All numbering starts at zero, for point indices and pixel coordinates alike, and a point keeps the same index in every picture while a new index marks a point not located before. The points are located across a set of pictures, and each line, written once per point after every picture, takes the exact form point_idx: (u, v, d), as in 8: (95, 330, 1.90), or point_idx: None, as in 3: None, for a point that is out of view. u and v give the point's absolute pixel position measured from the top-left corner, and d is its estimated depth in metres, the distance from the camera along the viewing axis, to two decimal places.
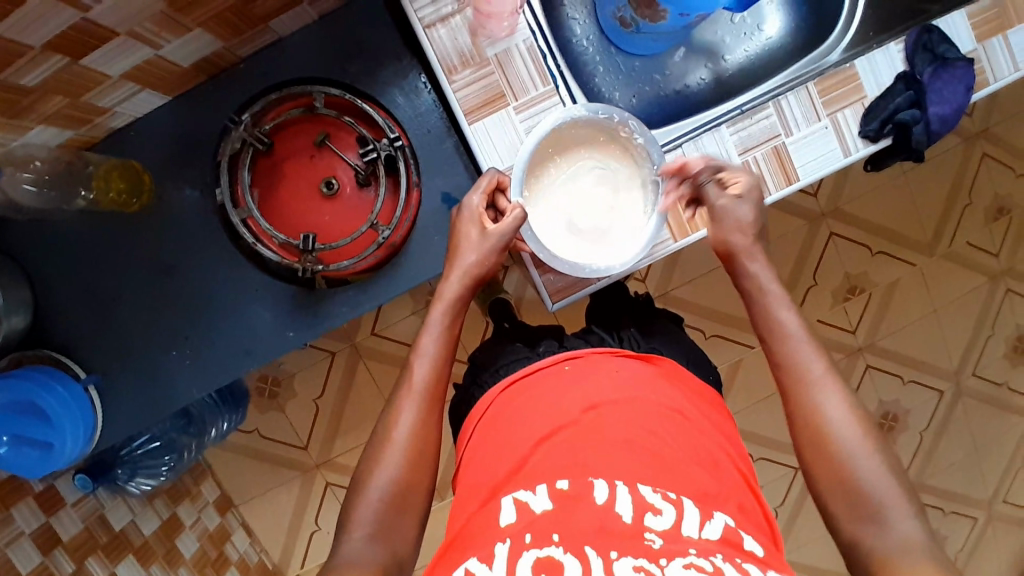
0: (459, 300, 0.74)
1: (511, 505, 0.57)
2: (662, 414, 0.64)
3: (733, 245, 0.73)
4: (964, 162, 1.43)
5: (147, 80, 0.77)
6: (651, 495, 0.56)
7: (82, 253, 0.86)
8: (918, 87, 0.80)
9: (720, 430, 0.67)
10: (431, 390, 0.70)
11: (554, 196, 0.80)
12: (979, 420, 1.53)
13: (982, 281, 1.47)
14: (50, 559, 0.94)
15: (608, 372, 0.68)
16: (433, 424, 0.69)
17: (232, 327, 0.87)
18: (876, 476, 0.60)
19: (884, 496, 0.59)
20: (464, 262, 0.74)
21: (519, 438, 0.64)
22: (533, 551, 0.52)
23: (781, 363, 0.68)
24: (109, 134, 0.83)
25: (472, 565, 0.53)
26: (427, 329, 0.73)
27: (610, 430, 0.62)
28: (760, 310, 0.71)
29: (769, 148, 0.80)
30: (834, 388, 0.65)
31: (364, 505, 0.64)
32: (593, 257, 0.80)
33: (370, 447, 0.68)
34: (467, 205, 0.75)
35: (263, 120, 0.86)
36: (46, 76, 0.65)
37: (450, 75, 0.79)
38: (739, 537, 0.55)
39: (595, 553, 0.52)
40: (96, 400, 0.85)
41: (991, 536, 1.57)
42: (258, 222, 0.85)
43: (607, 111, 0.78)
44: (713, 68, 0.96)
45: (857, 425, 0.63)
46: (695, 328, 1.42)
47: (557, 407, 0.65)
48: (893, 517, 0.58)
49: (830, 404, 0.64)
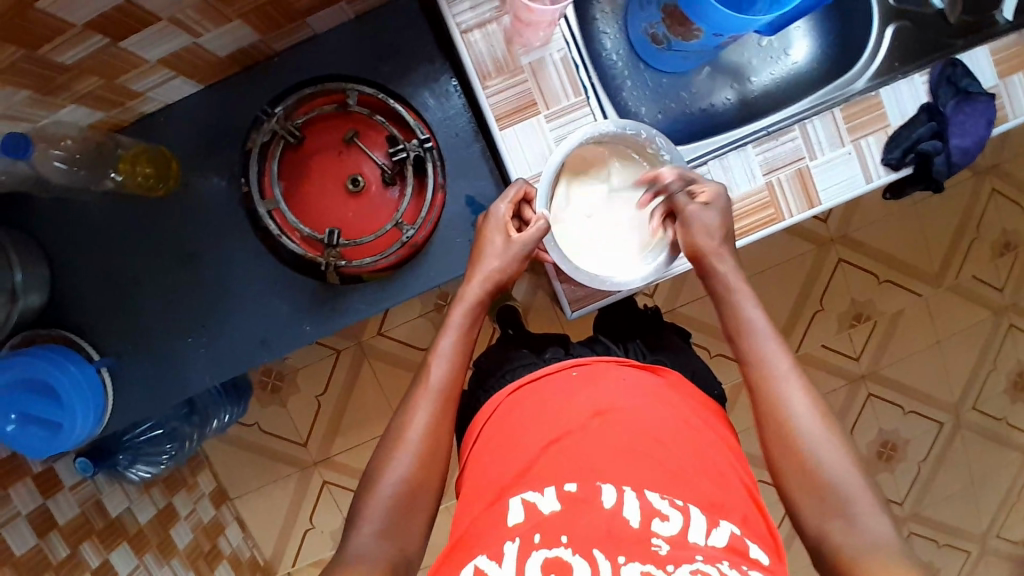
0: (479, 303, 0.75)
1: (519, 505, 0.58)
2: (672, 423, 0.65)
3: (703, 246, 0.72)
4: (974, 195, 1.45)
5: (181, 67, 0.78)
6: (658, 501, 0.57)
7: (102, 236, 0.86)
8: (940, 119, 0.81)
9: (727, 444, 0.68)
10: (448, 389, 0.70)
11: (573, 206, 0.81)
12: (977, 454, 1.53)
13: (987, 315, 1.48)
14: (45, 541, 0.93)
15: (618, 380, 0.69)
16: (447, 425, 0.69)
17: (246, 317, 0.88)
18: (840, 475, 0.61)
19: (850, 492, 0.60)
20: (487, 268, 0.74)
21: (525, 440, 0.64)
22: (542, 551, 0.53)
23: (751, 361, 0.68)
24: (138, 119, 0.84)
25: (482, 563, 0.54)
26: (446, 330, 0.73)
27: (614, 434, 0.62)
28: (727, 300, 0.71)
29: (792, 169, 0.81)
30: (800, 389, 0.66)
31: (374, 501, 0.64)
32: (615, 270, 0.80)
33: (384, 443, 0.68)
34: (494, 214, 0.76)
35: (295, 114, 0.87)
36: (83, 55, 0.66)
37: (483, 80, 0.80)
38: (743, 545, 0.56)
39: (603, 556, 0.53)
40: (107, 382, 0.86)
41: (982, 571, 1.57)
42: (284, 215, 0.86)
43: (634, 128, 0.79)
44: (739, 89, 0.97)
45: (824, 427, 0.64)
46: (700, 346, 1.43)
47: (560, 411, 0.65)
48: (861, 514, 0.59)
49: (796, 405, 0.65)
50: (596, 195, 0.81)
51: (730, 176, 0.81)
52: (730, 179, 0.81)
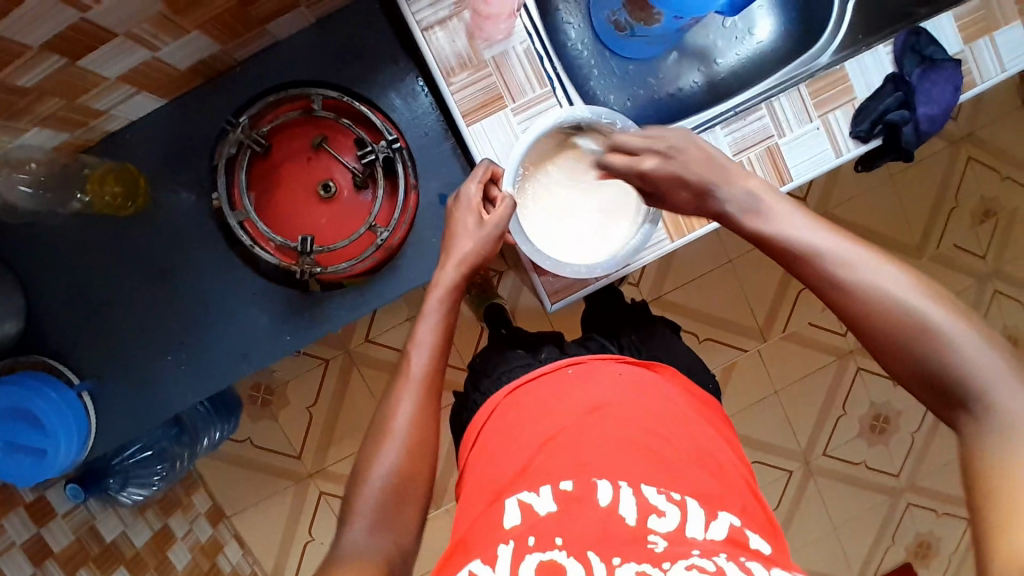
0: (455, 289, 0.74)
1: (514, 507, 0.57)
2: (669, 416, 0.64)
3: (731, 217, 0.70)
4: (950, 165, 1.46)
5: (142, 83, 0.77)
6: (655, 497, 0.56)
7: (75, 258, 0.85)
8: (907, 88, 0.81)
9: (724, 437, 0.67)
10: (430, 377, 0.70)
11: (542, 202, 0.81)
12: None
13: (969, 282, 1.49)
14: (42, 569, 0.92)
15: (612, 375, 0.69)
16: (433, 414, 0.69)
17: (226, 332, 0.87)
18: (954, 351, 0.51)
19: (981, 367, 0.50)
20: (460, 251, 0.73)
21: (522, 439, 0.64)
22: (535, 554, 0.53)
23: (813, 263, 0.59)
24: (104, 138, 0.83)
25: (476, 567, 0.53)
26: (425, 317, 0.72)
27: (612, 431, 0.62)
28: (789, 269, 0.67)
29: (762, 148, 0.81)
30: (884, 270, 0.56)
31: (364, 494, 0.63)
32: (584, 256, 0.82)
33: (371, 437, 0.67)
34: (465, 194, 0.75)
35: (260, 123, 0.86)
36: (42, 76, 0.65)
37: (448, 77, 0.80)
38: (744, 537, 0.55)
39: (598, 559, 0.52)
40: (89, 407, 0.85)
41: None
42: (256, 225, 0.85)
43: (609, 116, 0.79)
44: (706, 72, 0.97)
45: (927, 304, 0.53)
46: (688, 331, 1.43)
47: (558, 410, 0.65)
48: (1000, 392, 0.49)
49: (885, 295, 0.55)
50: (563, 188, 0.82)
51: None
52: None
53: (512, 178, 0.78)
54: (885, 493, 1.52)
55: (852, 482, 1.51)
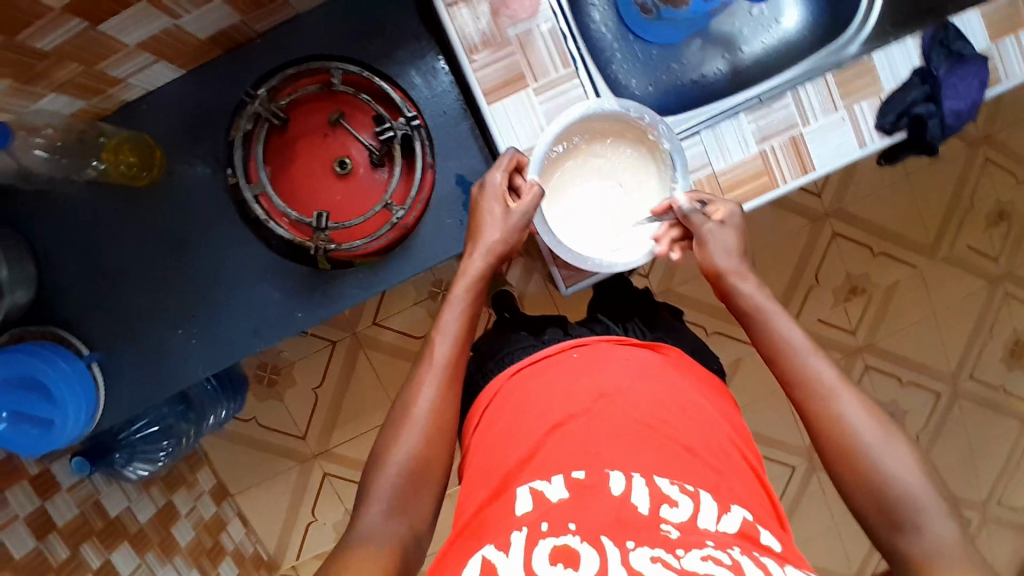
0: (482, 277, 0.73)
1: (526, 493, 0.56)
2: (677, 404, 0.64)
3: (720, 265, 0.72)
4: (966, 166, 1.44)
5: (162, 51, 0.76)
6: (667, 486, 0.56)
7: (88, 228, 0.85)
8: (933, 82, 0.80)
9: (730, 422, 0.67)
10: (453, 365, 0.69)
11: (565, 201, 0.81)
12: (975, 423, 1.54)
13: (981, 284, 1.48)
14: (44, 543, 0.92)
15: (621, 360, 0.68)
16: (453, 400, 0.68)
17: (238, 307, 0.86)
18: (906, 478, 0.58)
19: (924, 500, 0.57)
20: (488, 240, 0.73)
21: (529, 425, 0.63)
22: (550, 539, 0.51)
23: (794, 380, 0.65)
24: (120, 107, 0.83)
25: (489, 553, 0.52)
26: (451, 304, 0.71)
27: (620, 418, 0.61)
28: (762, 319, 0.68)
29: (786, 137, 0.80)
30: (851, 398, 0.62)
31: (382, 478, 0.63)
32: (605, 252, 0.80)
33: (391, 422, 0.67)
34: (489, 183, 0.74)
35: (279, 96, 0.85)
36: (61, 41, 0.64)
37: (470, 54, 0.79)
38: (755, 531, 0.55)
39: (612, 544, 0.51)
40: (98, 377, 0.84)
41: (984, 541, 1.57)
42: (271, 199, 0.84)
43: (638, 110, 0.79)
44: (730, 59, 0.96)
45: (884, 434, 0.60)
46: (696, 324, 1.42)
47: (566, 396, 0.64)
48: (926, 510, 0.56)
49: (857, 423, 0.61)
50: (584, 187, 0.82)
51: (723, 146, 0.80)
52: (723, 149, 0.81)
53: (535, 168, 0.78)
54: None
55: None
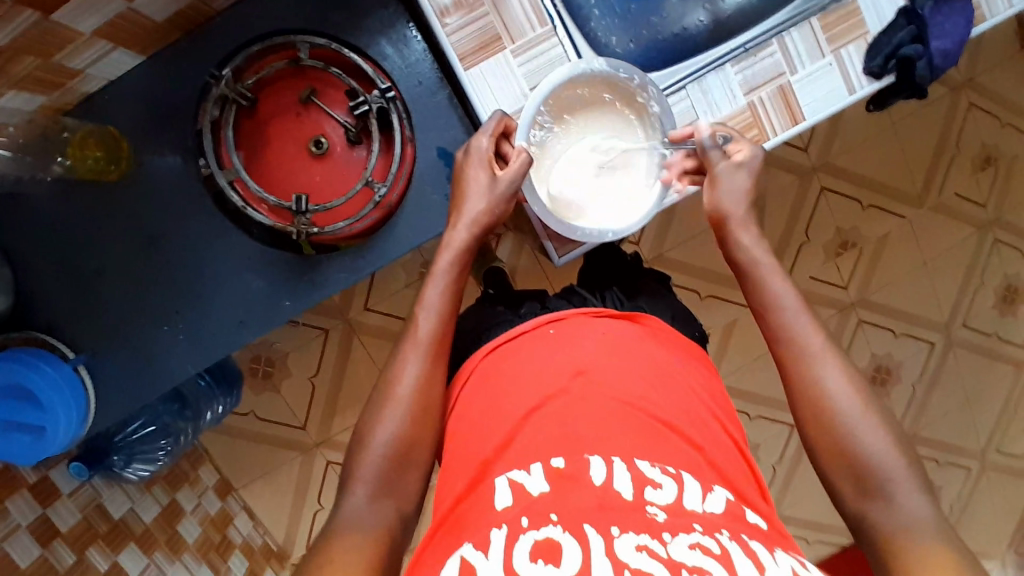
0: (467, 250, 0.71)
1: (505, 487, 0.55)
2: (653, 378, 0.63)
3: (730, 211, 0.70)
4: (951, 111, 1.43)
5: (120, 37, 0.73)
6: (650, 470, 0.54)
7: (61, 229, 0.82)
8: (919, 23, 0.77)
9: (706, 390, 0.66)
10: (437, 342, 0.67)
11: (560, 169, 0.78)
12: (970, 369, 1.55)
13: (970, 231, 1.48)
14: (50, 550, 0.91)
15: (596, 333, 0.67)
16: (440, 378, 0.66)
17: (222, 299, 0.84)
18: (876, 448, 0.58)
19: (896, 475, 0.57)
20: (472, 211, 0.70)
21: (504, 411, 0.62)
22: (530, 534, 0.49)
23: (781, 338, 0.64)
24: (82, 100, 0.79)
25: (467, 553, 0.50)
26: (432, 279, 0.69)
27: (599, 398, 0.60)
28: (755, 275, 0.67)
29: (774, 87, 0.78)
30: (834, 363, 0.62)
31: (366, 459, 0.62)
32: (595, 219, 0.78)
33: (373, 400, 0.66)
34: (476, 148, 0.72)
35: (245, 76, 0.82)
36: (16, 34, 0.61)
37: (442, 18, 0.76)
38: (740, 511, 0.54)
39: (595, 532, 0.48)
40: (87, 381, 0.82)
41: (985, 484, 1.59)
42: (247, 184, 0.82)
43: (627, 70, 0.76)
44: (712, 8, 0.80)
45: (860, 403, 0.60)
46: (690, 289, 1.41)
47: (541, 379, 0.63)
48: (900, 488, 0.56)
49: (834, 389, 0.61)
50: (580, 149, 0.78)
51: (709, 99, 0.79)
52: (710, 103, 0.79)
53: (523, 132, 0.76)
54: None
55: None
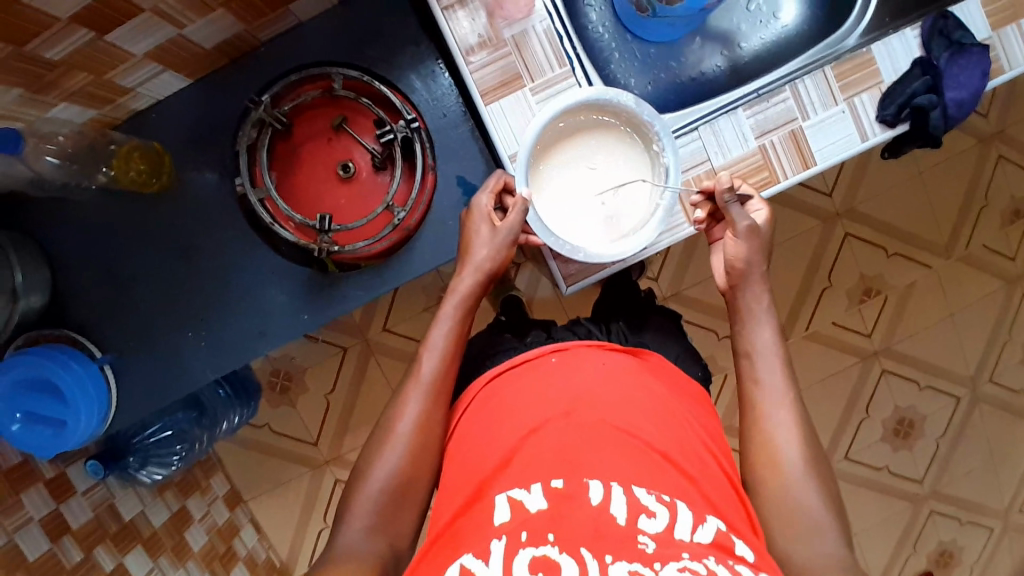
0: (471, 294, 0.74)
1: (504, 503, 0.55)
2: (654, 410, 0.64)
3: (747, 263, 0.73)
4: (980, 163, 1.42)
5: (170, 61, 0.78)
6: (645, 497, 0.55)
7: (100, 234, 0.87)
8: (935, 72, 0.79)
9: (702, 425, 0.66)
10: (439, 383, 0.69)
11: (557, 176, 0.80)
12: (996, 427, 1.50)
13: (999, 284, 1.45)
14: (58, 545, 0.93)
15: (598, 364, 0.68)
16: (440, 416, 0.69)
17: (245, 310, 0.88)
18: (808, 499, 0.63)
19: (819, 521, 0.62)
20: (476, 259, 0.74)
21: (505, 431, 0.63)
22: (528, 549, 0.50)
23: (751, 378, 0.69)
24: (130, 116, 0.85)
25: (467, 562, 0.51)
26: (438, 322, 0.73)
27: (598, 422, 0.61)
28: (743, 321, 0.72)
29: (785, 131, 0.80)
30: (783, 412, 0.67)
31: (364, 496, 0.64)
32: (589, 240, 0.80)
33: (375, 437, 0.68)
34: (476, 204, 0.76)
35: (282, 102, 0.87)
36: (69, 52, 0.66)
37: (467, 56, 0.80)
38: (729, 542, 0.54)
39: (591, 555, 0.50)
40: (110, 379, 0.86)
41: (1008, 547, 1.53)
42: (276, 203, 0.85)
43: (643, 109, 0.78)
44: (729, 56, 0.96)
45: (802, 455, 0.65)
46: (705, 328, 1.41)
47: (541, 403, 0.64)
48: (821, 532, 0.61)
49: (779, 435, 0.66)
50: (586, 168, 0.81)
51: (721, 141, 0.80)
52: (722, 144, 0.81)
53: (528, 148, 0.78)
54: (908, 499, 1.49)
55: (874, 487, 1.48)
